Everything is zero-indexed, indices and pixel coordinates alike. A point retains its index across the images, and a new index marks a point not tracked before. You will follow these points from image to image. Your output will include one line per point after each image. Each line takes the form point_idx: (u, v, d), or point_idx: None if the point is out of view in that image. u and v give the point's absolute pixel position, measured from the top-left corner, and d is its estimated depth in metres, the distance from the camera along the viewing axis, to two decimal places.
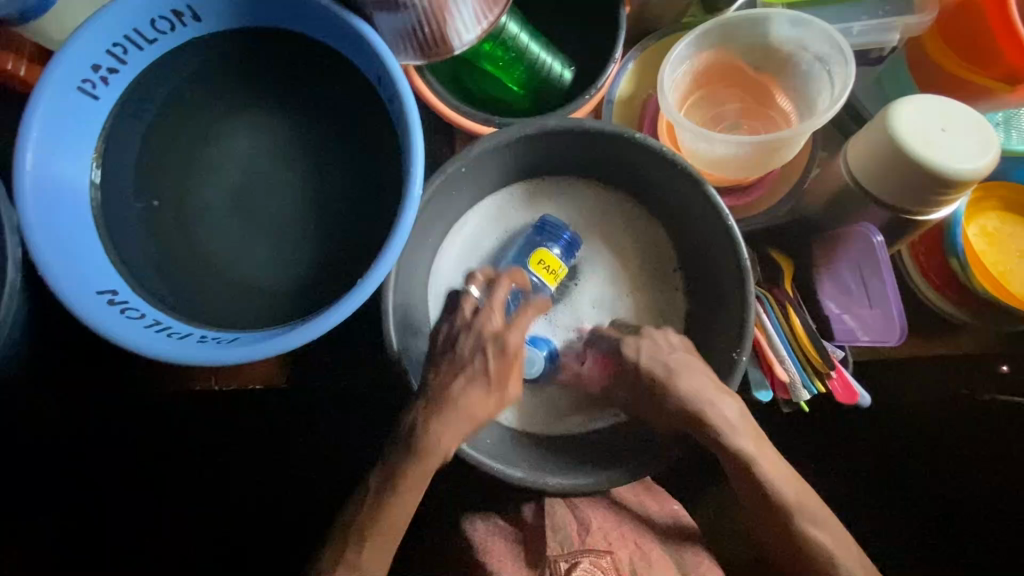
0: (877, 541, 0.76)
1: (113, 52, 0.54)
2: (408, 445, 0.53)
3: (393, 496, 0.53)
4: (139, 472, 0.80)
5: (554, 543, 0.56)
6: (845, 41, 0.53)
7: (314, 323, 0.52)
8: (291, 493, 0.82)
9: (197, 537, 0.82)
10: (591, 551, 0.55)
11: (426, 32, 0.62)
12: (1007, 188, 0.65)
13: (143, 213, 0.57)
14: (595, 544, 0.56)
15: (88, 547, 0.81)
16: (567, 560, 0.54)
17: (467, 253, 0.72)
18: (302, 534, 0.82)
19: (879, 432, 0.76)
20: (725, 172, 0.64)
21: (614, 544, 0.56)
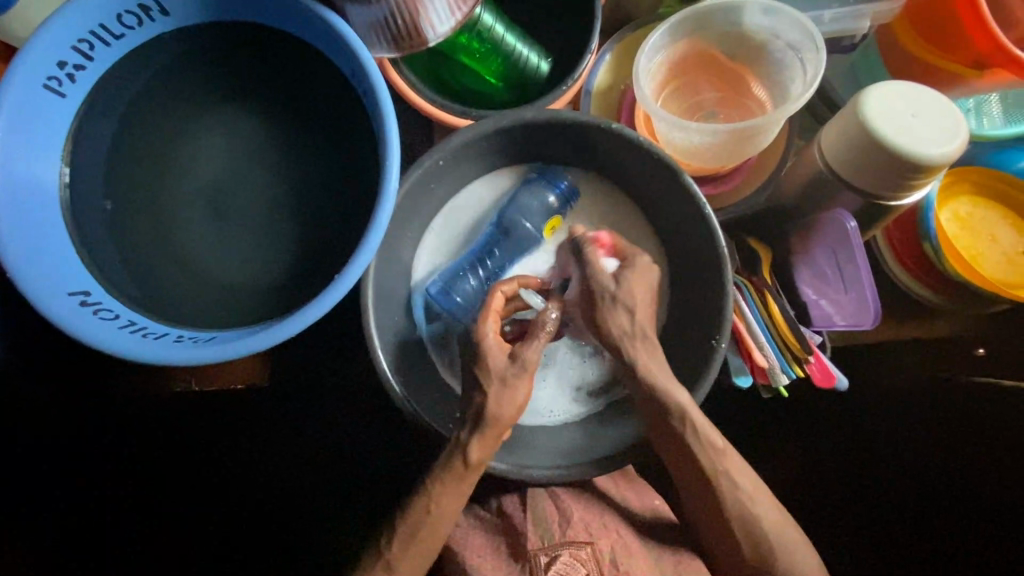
0: (847, 502, 0.86)
1: (79, 49, 0.58)
2: (459, 461, 0.57)
3: (444, 503, 0.58)
4: (140, 472, 0.89)
5: (538, 535, 0.65)
6: (816, 29, 0.58)
7: (285, 322, 0.56)
8: (284, 498, 0.91)
9: (197, 535, 0.90)
10: (572, 543, 0.64)
11: (399, 23, 0.60)
12: (979, 172, 0.72)
13: (111, 213, 0.62)
14: (575, 535, 0.65)
15: (86, 547, 0.89)
16: (547, 553, 0.63)
17: (456, 219, 0.71)
18: (290, 538, 0.91)
19: (857, 404, 0.84)
20: (701, 160, 0.65)
21: (596, 535, 0.65)
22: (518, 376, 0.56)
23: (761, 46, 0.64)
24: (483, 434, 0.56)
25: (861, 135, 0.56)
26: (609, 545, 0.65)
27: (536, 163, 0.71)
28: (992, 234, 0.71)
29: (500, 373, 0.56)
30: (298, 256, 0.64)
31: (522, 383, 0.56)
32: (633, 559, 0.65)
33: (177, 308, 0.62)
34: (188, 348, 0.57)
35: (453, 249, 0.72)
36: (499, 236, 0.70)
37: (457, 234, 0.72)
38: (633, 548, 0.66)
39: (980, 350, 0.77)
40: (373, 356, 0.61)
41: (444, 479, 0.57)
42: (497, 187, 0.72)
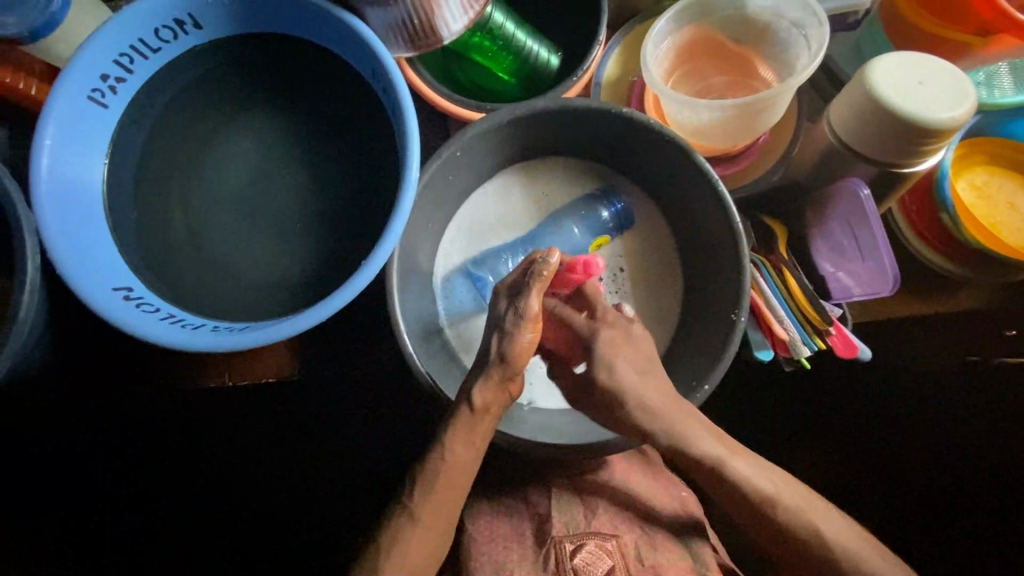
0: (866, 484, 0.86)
1: (120, 62, 0.62)
2: (466, 407, 0.58)
3: (460, 448, 0.58)
4: (151, 479, 0.92)
5: (563, 525, 0.66)
6: (819, 6, 0.60)
7: (317, 307, 0.58)
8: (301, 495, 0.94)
9: (200, 535, 0.94)
10: (597, 534, 0.65)
11: (415, 24, 0.63)
12: (993, 142, 0.73)
13: (149, 218, 0.66)
14: (600, 527, 0.66)
15: (89, 550, 0.93)
16: (572, 541, 0.64)
17: (496, 216, 0.75)
18: (308, 535, 0.94)
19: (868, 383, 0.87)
20: (711, 141, 0.67)
21: (620, 529, 0.66)
22: (516, 325, 0.57)
23: (765, 27, 0.65)
24: (486, 378, 0.58)
25: (869, 104, 0.57)
26: (633, 540, 0.66)
27: (599, 172, 0.75)
28: (1010, 201, 0.71)
29: (501, 322, 0.58)
30: (326, 250, 0.67)
31: (522, 333, 0.57)
32: (659, 550, 0.65)
33: (213, 302, 0.66)
34: (223, 335, 0.60)
35: (493, 234, 0.75)
36: (549, 234, 0.74)
37: (494, 226, 0.75)
38: (659, 540, 0.66)
39: (1010, 331, 0.74)
40: (398, 339, 0.63)
41: (453, 427, 0.58)
42: (535, 191, 0.76)
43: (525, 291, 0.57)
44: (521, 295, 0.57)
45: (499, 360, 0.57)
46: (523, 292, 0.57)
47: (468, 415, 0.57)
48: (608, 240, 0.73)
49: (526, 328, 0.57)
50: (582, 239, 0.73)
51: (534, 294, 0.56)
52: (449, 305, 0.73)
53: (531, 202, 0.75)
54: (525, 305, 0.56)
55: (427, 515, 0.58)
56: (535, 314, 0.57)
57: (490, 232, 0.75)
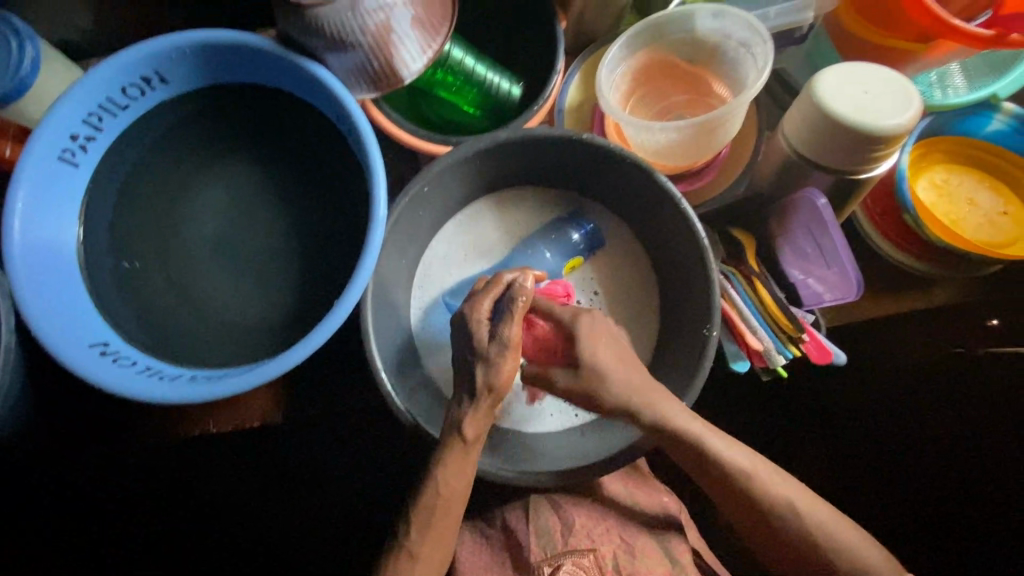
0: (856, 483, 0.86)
1: (88, 121, 0.63)
2: (457, 437, 0.57)
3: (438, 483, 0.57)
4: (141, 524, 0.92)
5: (541, 545, 0.65)
6: (762, 25, 0.62)
7: (292, 351, 0.58)
8: (292, 528, 0.94)
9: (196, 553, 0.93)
10: (574, 551, 0.65)
11: (375, 67, 0.64)
12: (948, 141, 0.74)
13: (123, 271, 0.67)
14: (577, 544, 0.65)
15: None
16: (551, 563, 0.64)
17: (469, 246, 0.76)
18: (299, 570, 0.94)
19: (850, 382, 0.88)
20: (671, 159, 0.68)
21: (598, 541, 0.66)
22: (499, 353, 0.56)
23: (715, 47, 0.68)
24: (477, 406, 0.57)
25: (820, 115, 0.58)
26: (611, 552, 0.66)
27: (570, 197, 0.76)
28: (969, 198, 0.73)
29: (484, 351, 0.56)
30: (301, 291, 0.68)
31: (505, 361, 0.56)
32: (638, 560, 0.65)
33: (192, 352, 0.66)
34: (200, 385, 0.60)
35: (466, 264, 0.76)
36: (521, 260, 0.74)
37: (467, 257, 0.76)
38: (638, 547, 0.66)
39: (992, 322, 0.75)
40: (376, 376, 0.63)
41: (446, 460, 0.57)
42: (507, 217, 0.77)
43: (504, 320, 0.57)
44: (501, 324, 0.56)
45: (486, 390, 0.56)
46: (502, 320, 0.57)
47: (462, 447, 0.56)
48: (581, 260, 0.75)
49: (511, 356, 0.56)
50: (555, 262, 0.74)
51: (514, 320, 0.56)
52: (426, 336, 0.74)
53: (503, 228, 0.77)
54: (506, 334, 0.56)
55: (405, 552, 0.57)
56: (517, 342, 0.56)
57: (463, 262, 0.76)
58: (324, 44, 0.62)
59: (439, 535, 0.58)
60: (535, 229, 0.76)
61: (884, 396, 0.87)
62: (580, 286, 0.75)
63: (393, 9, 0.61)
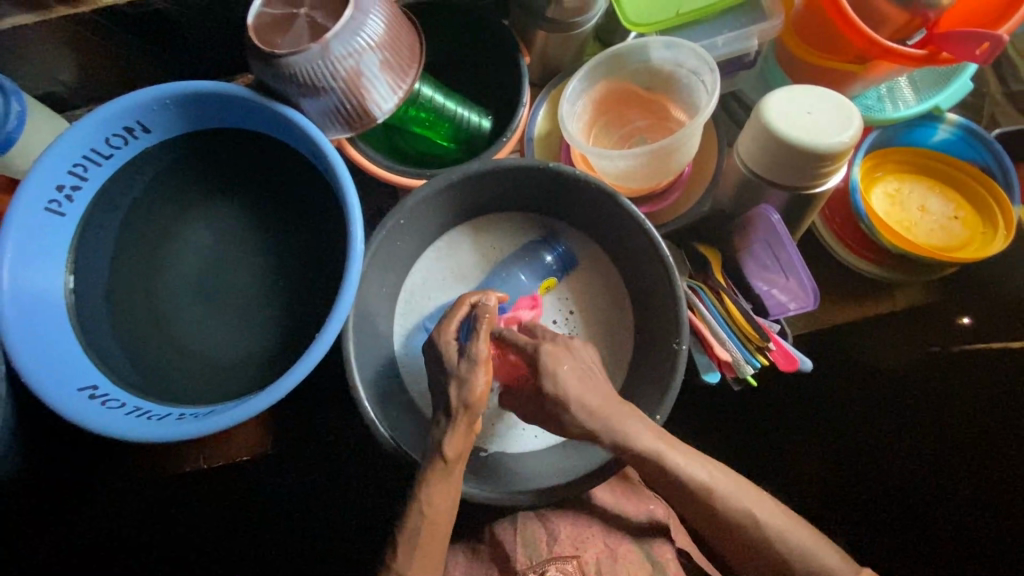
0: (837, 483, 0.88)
1: (74, 172, 0.66)
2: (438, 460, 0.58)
3: (420, 504, 0.58)
4: (135, 562, 0.93)
5: (527, 555, 0.66)
6: (709, 54, 0.66)
7: (274, 386, 0.60)
8: (286, 559, 0.94)
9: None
10: (558, 559, 0.66)
11: (348, 108, 0.68)
12: (899, 151, 0.78)
13: (111, 315, 0.69)
14: (561, 552, 0.67)
15: None
16: (536, 570, 0.65)
17: (447, 272, 0.79)
18: None
19: (825, 385, 0.90)
20: (634, 182, 0.72)
21: (581, 548, 0.67)
22: (469, 370, 0.57)
23: (669, 75, 0.72)
24: (454, 429, 0.58)
25: (767, 135, 0.62)
26: (595, 558, 0.67)
27: (543, 221, 0.79)
28: (921, 205, 0.77)
29: (456, 371, 0.58)
30: (284, 325, 0.70)
31: (476, 377, 0.57)
32: (620, 564, 0.66)
33: (180, 390, 0.67)
34: (186, 423, 0.61)
35: (445, 290, 0.78)
36: (497, 283, 0.77)
37: (446, 283, 0.79)
38: (620, 552, 0.67)
39: (965, 319, 0.80)
40: (358, 404, 0.65)
41: (429, 482, 0.59)
42: (482, 243, 0.79)
43: (473, 337, 0.58)
44: (470, 342, 0.58)
45: (461, 409, 0.57)
46: (471, 338, 0.59)
47: (443, 467, 0.57)
48: (555, 280, 0.77)
49: (481, 371, 0.57)
50: (530, 284, 0.77)
51: (482, 336, 0.58)
52: (409, 362, 0.75)
53: (478, 253, 0.79)
54: (474, 350, 0.58)
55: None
56: (486, 357, 0.58)
57: (443, 288, 0.78)
58: (297, 90, 0.65)
59: (421, 557, 0.59)
60: (509, 252, 0.79)
61: (858, 397, 0.89)
62: (557, 306, 0.78)
63: (362, 55, 0.64)
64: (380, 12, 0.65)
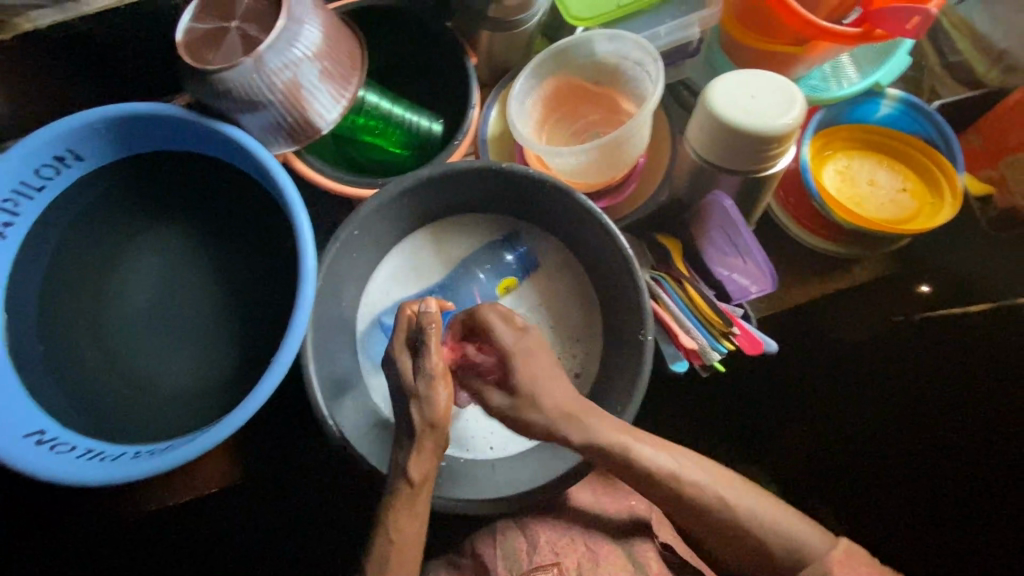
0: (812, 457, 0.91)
1: (4, 207, 0.63)
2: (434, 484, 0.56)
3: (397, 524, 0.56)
4: None
5: (507, 568, 0.66)
6: (651, 45, 0.66)
7: (229, 416, 0.57)
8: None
9: None
10: (541, 567, 0.64)
11: (290, 121, 0.65)
12: (845, 129, 0.79)
13: (54, 355, 0.65)
14: (542, 560, 0.65)
15: None
16: None
17: (406, 279, 0.77)
18: None
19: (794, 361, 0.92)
20: (589, 177, 0.71)
21: (562, 554, 0.66)
22: (427, 388, 0.55)
23: (615, 67, 0.71)
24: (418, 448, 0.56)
25: (713, 121, 0.62)
26: (575, 561, 0.65)
27: (504, 222, 0.78)
28: (870, 180, 0.78)
29: (415, 389, 0.56)
30: (242, 349, 0.67)
31: (437, 392, 0.55)
32: (602, 566, 0.65)
33: (135, 426, 0.65)
34: (140, 461, 0.58)
35: (406, 292, 0.77)
36: (459, 283, 0.77)
37: (407, 290, 0.77)
38: (602, 554, 0.66)
39: (924, 287, 0.82)
40: (322, 421, 0.64)
41: (393, 504, 0.57)
42: (442, 248, 0.78)
43: (424, 351, 0.55)
44: (423, 356, 0.55)
45: (427, 428, 0.55)
46: (421, 352, 0.55)
47: (409, 492, 0.56)
48: (514, 280, 0.77)
49: (439, 387, 0.55)
50: (489, 283, 0.77)
51: (432, 350, 0.55)
52: (375, 371, 0.73)
53: (441, 258, 0.78)
54: (429, 366, 0.55)
55: None
56: (442, 371, 0.55)
57: (405, 295, 0.77)
58: (235, 106, 0.63)
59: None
60: (469, 257, 0.78)
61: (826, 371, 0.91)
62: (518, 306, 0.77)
63: (299, 65, 0.62)
64: (316, 21, 0.64)
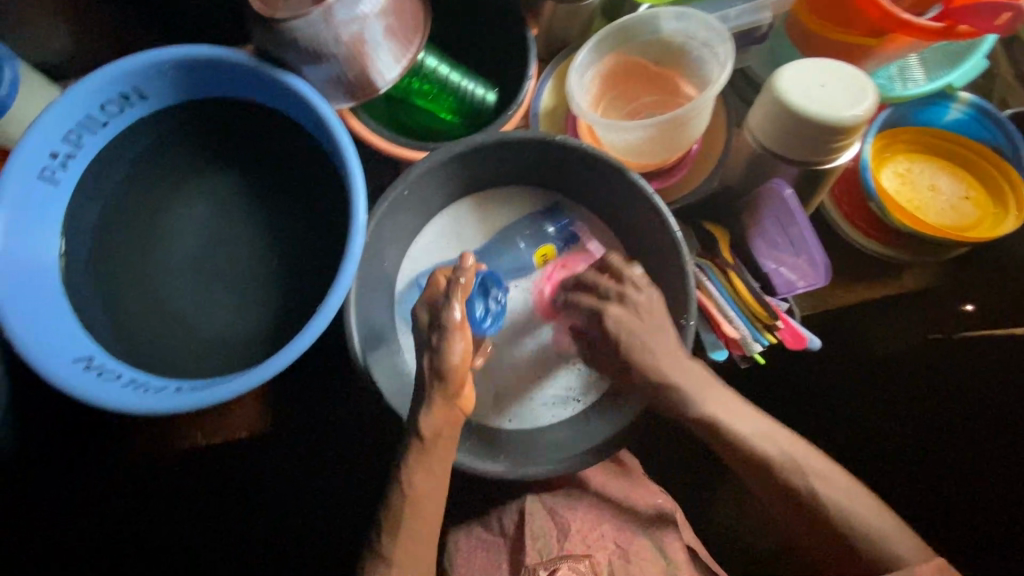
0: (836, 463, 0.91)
1: (68, 139, 0.64)
2: None
3: (426, 470, 0.58)
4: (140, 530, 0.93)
5: (537, 551, 0.65)
6: (721, 25, 0.65)
7: (272, 359, 0.59)
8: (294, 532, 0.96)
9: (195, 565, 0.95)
10: (570, 556, 0.64)
11: (351, 77, 0.66)
12: (909, 131, 0.77)
13: (104, 287, 0.67)
14: (573, 548, 0.65)
15: None
16: (546, 566, 0.63)
17: (445, 245, 0.77)
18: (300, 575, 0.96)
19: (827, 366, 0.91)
20: (643, 157, 0.71)
21: (593, 547, 0.66)
22: (441, 340, 0.56)
23: (679, 48, 0.70)
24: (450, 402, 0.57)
25: (779, 108, 0.61)
26: (606, 559, 0.66)
27: (548, 195, 0.77)
28: (930, 185, 0.76)
29: (431, 340, 0.57)
30: (284, 298, 0.69)
31: (450, 346, 0.56)
32: (633, 565, 0.65)
33: (178, 363, 0.66)
34: (184, 395, 0.60)
35: (444, 255, 0.77)
36: (497, 251, 0.76)
37: (445, 253, 0.77)
38: (633, 550, 0.66)
39: (967, 306, 0.80)
40: (360, 375, 0.64)
41: (422, 455, 0.58)
42: (484, 217, 0.78)
43: (446, 302, 0.57)
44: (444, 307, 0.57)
45: (436, 379, 0.57)
46: (444, 305, 0.57)
47: (418, 445, 0.57)
48: (552, 247, 0.76)
49: (454, 340, 0.56)
50: (528, 253, 0.76)
51: (455, 301, 0.57)
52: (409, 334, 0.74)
53: (482, 226, 0.77)
54: (447, 317, 0.56)
55: (397, 546, 0.58)
56: (460, 323, 0.56)
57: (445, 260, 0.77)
58: (300, 58, 0.63)
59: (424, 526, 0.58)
60: (510, 225, 0.77)
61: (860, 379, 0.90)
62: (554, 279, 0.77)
63: (367, 21, 0.62)
64: None
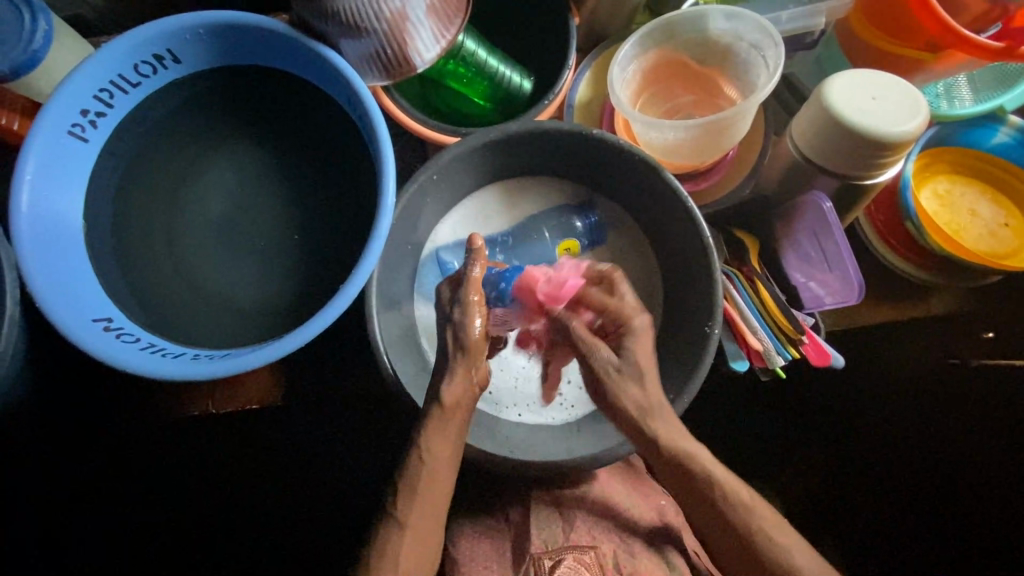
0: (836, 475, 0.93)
1: (100, 97, 0.63)
2: None
3: (437, 444, 0.57)
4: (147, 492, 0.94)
5: (542, 540, 0.66)
6: (773, 28, 0.63)
7: (291, 336, 0.58)
8: (297, 501, 0.97)
9: (199, 529, 0.96)
10: (575, 548, 0.65)
11: (389, 54, 0.64)
12: (952, 151, 0.75)
13: (126, 249, 0.67)
14: (578, 540, 0.66)
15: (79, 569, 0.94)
16: (552, 557, 0.64)
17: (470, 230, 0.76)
18: (301, 544, 0.97)
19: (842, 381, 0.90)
20: (681, 158, 0.69)
21: (599, 539, 0.66)
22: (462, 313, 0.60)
23: (726, 48, 0.69)
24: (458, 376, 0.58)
25: (825, 118, 0.59)
26: (612, 551, 0.66)
27: (580, 190, 0.76)
28: (971, 208, 0.74)
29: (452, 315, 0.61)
30: (305, 273, 0.68)
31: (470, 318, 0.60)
32: (637, 561, 0.65)
33: (194, 330, 0.66)
34: (201, 364, 0.60)
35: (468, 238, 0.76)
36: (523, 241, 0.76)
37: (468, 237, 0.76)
38: (638, 549, 0.66)
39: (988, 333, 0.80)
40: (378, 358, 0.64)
41: (429, 426, 0.58)
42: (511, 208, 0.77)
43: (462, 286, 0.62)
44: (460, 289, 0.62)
45: (460, 352, 0.59)
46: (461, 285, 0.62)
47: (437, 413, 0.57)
48: (576, 242, 0.75)
49: (474, 312, 0.60)
50: (550, 245, 0.76)
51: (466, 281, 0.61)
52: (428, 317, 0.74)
53: (509, 216, 0.77)
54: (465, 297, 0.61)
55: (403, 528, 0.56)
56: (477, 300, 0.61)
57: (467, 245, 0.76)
58: (339, 29, 0.62)
59: (431, 506, 0.57)
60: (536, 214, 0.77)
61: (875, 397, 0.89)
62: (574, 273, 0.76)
63: None
64: None
